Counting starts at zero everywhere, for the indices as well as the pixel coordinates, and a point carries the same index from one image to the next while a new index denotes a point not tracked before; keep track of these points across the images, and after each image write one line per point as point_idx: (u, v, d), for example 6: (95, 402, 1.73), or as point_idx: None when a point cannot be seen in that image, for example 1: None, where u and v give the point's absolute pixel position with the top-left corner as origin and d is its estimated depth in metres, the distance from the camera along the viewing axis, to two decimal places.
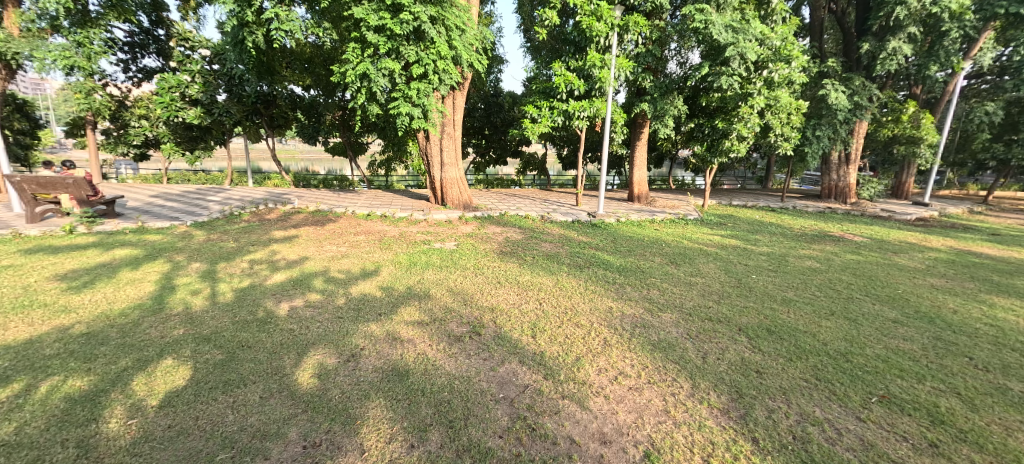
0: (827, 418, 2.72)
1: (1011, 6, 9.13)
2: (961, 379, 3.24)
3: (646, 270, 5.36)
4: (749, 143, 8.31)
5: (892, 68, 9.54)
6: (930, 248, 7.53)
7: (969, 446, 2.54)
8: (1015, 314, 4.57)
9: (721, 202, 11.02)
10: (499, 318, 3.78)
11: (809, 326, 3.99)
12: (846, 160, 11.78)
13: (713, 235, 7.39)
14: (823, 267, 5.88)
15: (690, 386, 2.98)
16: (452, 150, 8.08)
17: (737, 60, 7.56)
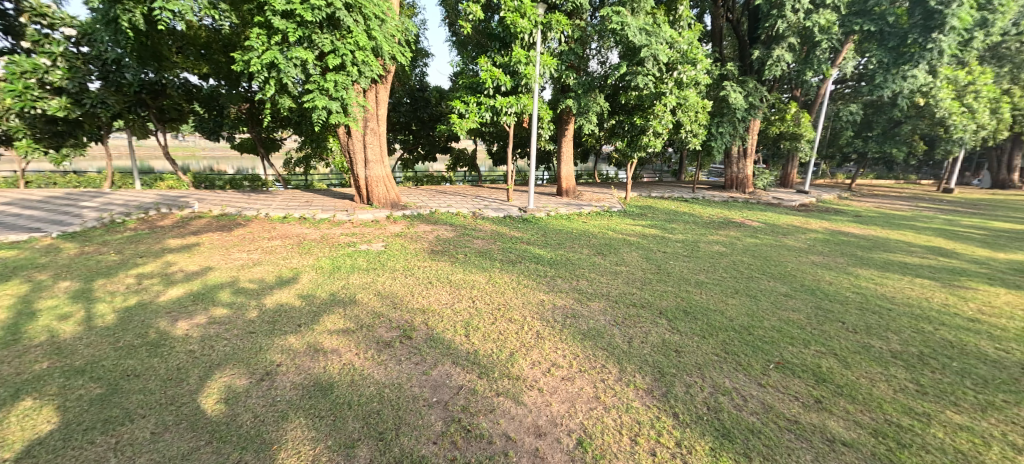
0: (734, 387, 2.99)
1: (864, 24, 10.70)
2: (837, 341, 3.74)
3: (575, 262, 5.53)
4: (664, 138, 8.91)
5: (777, 73, 10.76)
6: (813, 230, 8.61)
7: (845, 398, 2.93)
8: (874, 283, 5.39)
9: (641, 194, 11.72)
10: (431, 319, 3.69)
11: (718, 305, 4.38)
12: (744, 154, 13.04)
13: (634, 225, 7.82)
14: (728, 251, 6.48)
15: (618, 371, 3.13)
16: (377, 146, 7.72)
17: (651, 61, 8.05)
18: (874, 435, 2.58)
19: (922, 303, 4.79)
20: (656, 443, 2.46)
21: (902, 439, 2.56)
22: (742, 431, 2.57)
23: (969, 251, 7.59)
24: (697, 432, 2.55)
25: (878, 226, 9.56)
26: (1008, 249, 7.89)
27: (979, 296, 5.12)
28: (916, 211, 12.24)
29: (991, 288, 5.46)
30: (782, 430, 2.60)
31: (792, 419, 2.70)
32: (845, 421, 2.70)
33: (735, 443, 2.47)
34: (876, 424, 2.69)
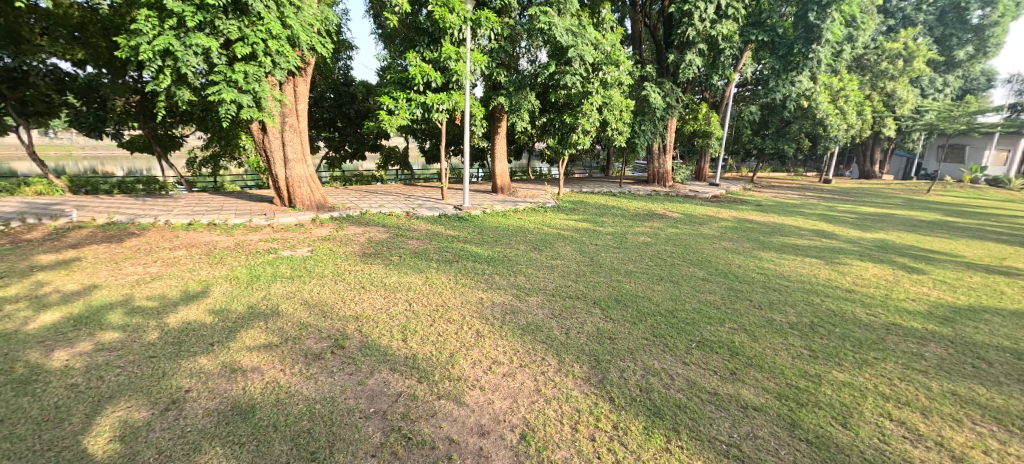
0: (662, 367, 3.16)
1: (759, 34, 11.88)
2: (749, 318, 4.10)
3: (511, 258, 5.55)
4: (592, 136, 9.25)
5: (690, 76, 11.61)
6: (724, 218, 9.42)
7: (755, 368, 3.22)
8: (775, 264, 6.01)
9: (573, 189, 12.07)
10: (364, 326, 3.51)
11: (646, 292, 4.63)
12: (665, 150, 13.91)
13: (568, 220, 8.03)
14: (653, 241, 6.88)
15: (557, 362, 3.17)
16: (297, 143, 7.20)
17: (578, 61, 8.28)
18: (780, 398, 2.86)
19: (812, 279, 5.43)
20: (595, 428, 2.52)
21: (801, 398, 2.87)
22: (670, 407, 2.72)
23: (846, 232, 8.77)
24: (632, 414, 2.65)
25: (777, 213, 10.70)
26: (875, 230, 9.22)
27: (855, 270, 5.92)
28: (806, 200, 13.85)
29: (863, 263, 6.34)
30: (704, 403, 2.79)
31: (713, 392, 2.91)
32: (756, 388, 2.97)
33: (665, 420, 2.61)
34: (781, 388, 2.98)
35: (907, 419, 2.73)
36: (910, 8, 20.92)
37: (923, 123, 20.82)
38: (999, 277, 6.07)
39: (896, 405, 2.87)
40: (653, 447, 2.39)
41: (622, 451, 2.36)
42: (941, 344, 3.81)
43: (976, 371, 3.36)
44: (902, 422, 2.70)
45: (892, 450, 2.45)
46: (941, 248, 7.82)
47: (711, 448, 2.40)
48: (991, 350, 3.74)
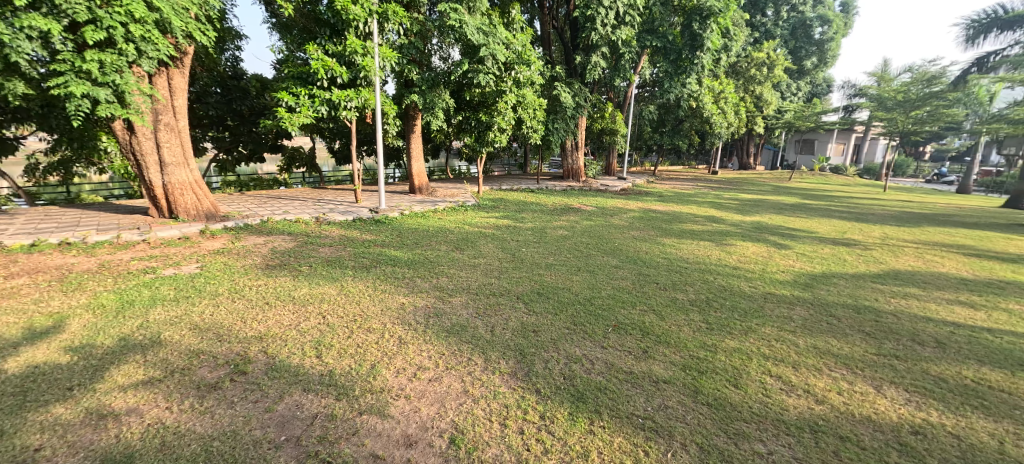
0: (583, 354, 3.28)
1: (654, 40, 12.85)
2: (657, 299, 4.43)
3: (433, 260, 5.41)
4: (508, 134, 9.37)
5: (596, 77, 12.29)
6: (632, 209, 10.10)
7: (664, 344, 3.48)
8: (676, 248, 6.58)
9: (493, 187, 12.11)
10: (271, 346, 3.18)
11: (566, 283, 4.79)
12: (577, 147, 14.53)
13: (488, 218, 8.03)
14: (570, 234, 7.15)
15: (484, 361, 3.15)
16: (176, 145, 6.33)
17: (490, 60, 8.30)
18: (685, 369, 3.12)
19: (706, 259, 6.03)
20: (524, 421, 2.54)
21: (702, 367, 3.15)
22: (592, 391, 2.83)
23: (731, 216, 9.89)
24: (557, 402, 2.71)
25: (675, 203, 11.74)
26: (753, 213, 10.53)
27: (739, 250, 6.70)
28: (699, 190, 15.38)
29: (746, 243, 7.18)
30: (622, 382, 2.95)
31: (628, 371, 3.08)
32: (665, 363, 3.20)
33: (588, 403, 2.71)
34: (685, 360, 3.26)
35: (783, 373, 3.14)
36: (771, 23, 23.74)
37: (785, 122, 24.19)
38: (843, 247, 7.26)
39: (774, 363, 3.28)
40: (578, 431, 2.47)
41: (550, 439, 2.41)
42: (805, 306, 4.45)
43: (831, 326, 3.98)
44: (779, 376, 3.10)
45: (773, 402, 2.80)
46: (802, 226, 9.16)
47: (629, 423, 2.55)
48: (841, 308, 4.47)
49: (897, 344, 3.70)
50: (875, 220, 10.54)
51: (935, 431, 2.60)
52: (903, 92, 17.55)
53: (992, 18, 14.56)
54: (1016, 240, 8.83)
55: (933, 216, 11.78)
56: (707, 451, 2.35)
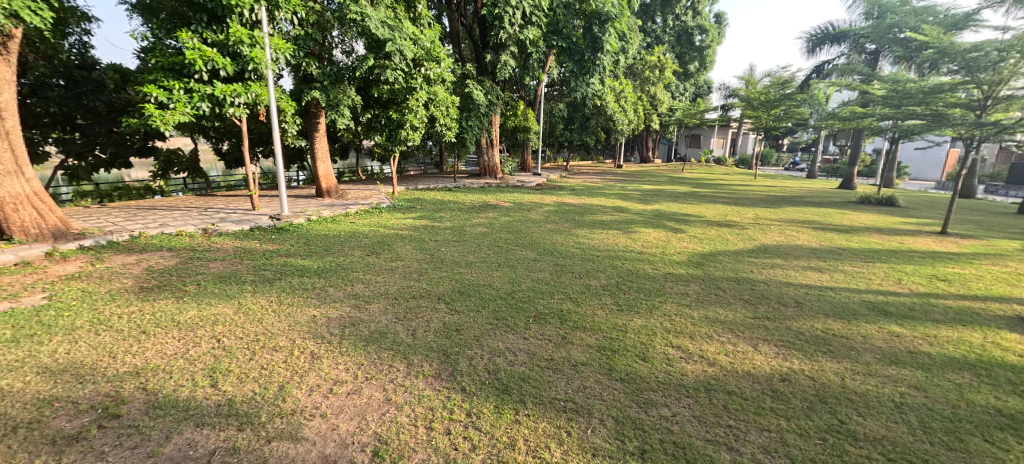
0: (506, 347, 3.32)
1: (559, 40, 13.25)
2: (572, 287, 4.64)
3: (346, 266, 5.10)
4: (421, 132, 9.13)
5: (507, 75, 12.54)
6: (547, 204, 10.43)
7: (581, 329, 3.64)
8: (588, 238, 6.93)
9: (408, 187, 11.73)
10: (154, 380, 2.76)
11: (486, 279, 4.79)
12: (492, 144, 14.64)
13: (404, 219, 7.75)
14: (489, 230, 7.19)
15: (407, 366, 3.04)
16: (3, 149, 5.18)
17: (397, 55, 8.01)
18: (600, 350, 3.30)
19: (615, 247, 6.44)
20: (450, 421, 2.50)
21: (615, 346, 3.37)
22: (516, 382, 2.88)
23: (635, 206, 10.66)
24: (482, 398, 2.71)
25: (586, 196, 12.36)
26: (653, 202, 11.47)
27: (643, 236, 7.24)
28: (607, 183, 16.34)
29: (649, 230, 7.80)
30: (543, 369, 3.03)
31: (549, 358, 3.18)
32: (582, 346, 3.36)
33: (512, 394, 2.75)
34: (600, 341, 3.45)
35: (683, 344, 3.46)
36: (660, 30, 25.86)
37: (677, 119, 26.66)
38: (727, 229, 8.20)
39: (675, 335, 3.61)
40: (504, 423, 2.49)
41: (477, 434, 2.40)
42: (697, 282, 4.97)
43: (718, 297, 4.49)
44: (679, 347, 3.42)
45: (675, 369, 3.08)
46: (693, 212, 10.19)
47: (551, 407, 2.64)
48: (726, 280, 5.06)
49: (768, 307, 4.29)
50: (750, 203, 12.07)
51: (798, 376, 3.06)
52: (765, 94, 20.00)
53: (825, 33, 17.40)
54: (851, 214, 10.70)
55: (792, 197, 13.82)
56: (623, 423, 2.51)
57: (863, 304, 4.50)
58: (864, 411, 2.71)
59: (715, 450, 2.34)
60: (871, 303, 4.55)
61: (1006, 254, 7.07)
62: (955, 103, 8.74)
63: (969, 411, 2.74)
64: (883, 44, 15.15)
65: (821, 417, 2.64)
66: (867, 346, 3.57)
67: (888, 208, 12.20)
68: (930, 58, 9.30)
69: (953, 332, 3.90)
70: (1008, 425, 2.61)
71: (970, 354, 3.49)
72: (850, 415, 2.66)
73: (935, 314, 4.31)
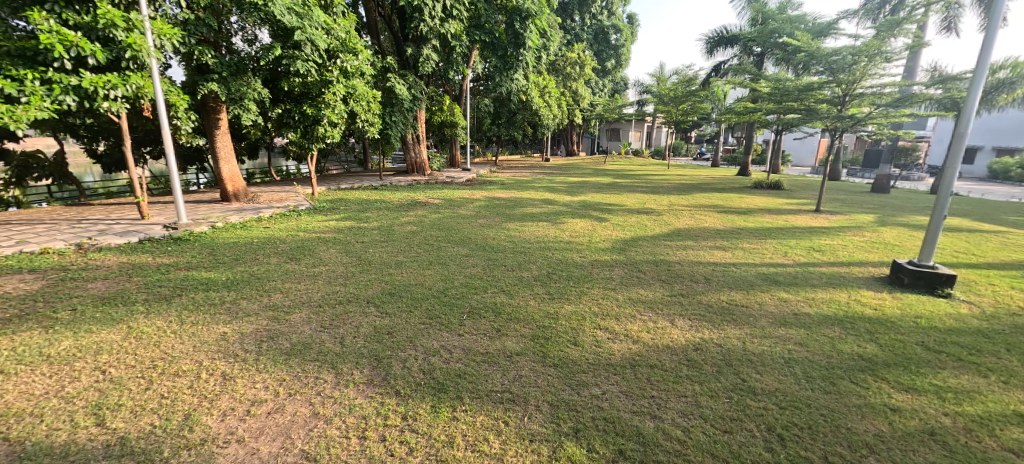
0: (441, 345, 3.20)
1: (480, 35, 13.17)
2: (503, 280, 4.63)
3: (261, 277, 4.44)
4: (340, 129, 8.48)
5: (430, 70, 12.21)
6: (477, 199, 10.36)
7: (516, 321, 3.64)
8: (519, 232, 6.98)
9: (329, 187, 11.00)
10: (14, 428, 2.28)
11: (417, 278, 4.56)
12: (417, 140, 14.17)
13: (326, 221, 7.24)
14: (418, 229, 6.97)
15: (336, 376, 2.80)
16: None
17: (308, 45, 7.40)
18: (534, 339, 3.34)
19: (546, 238, 6.57)
20: (385, 427, 2.39)
21: (548, 334, 3.43)
22: (452, 379, 2.81)
23: (562, 198, 10.98)
24: (418, 399, 2.61)
25: (516, 190, 12.48)
26: (579, 194, 11.88)
27: (570, 226, 7.46)
28: (535, 176, 16.65)
29: (576, 220, 8.05)
30: (479, 364, 2.99)
31: (485, 352, 3.14)
32: (517, 337, 3.38)
33: (449, 392, 2.69)
34: (534, 330, 3.49)
35: (610, 325, 3.62)
36: (579, 28, 26.64)
37: (597, 114, 27.80)
38: (646, 216, 8.73)
39: (602, 318, 3.76)
40: (442, 421, 2.44)
41: (414, 437, 2.33)
42: (621, 267, 5.23)
43: (639, 279, 4.77)
44: (606, 328, 3.57)
45: (603, 350, 3.22)
46: (615, 201, 10.70)
47: (488, 400, 2.63)
48: (646, 264, 5.38)
49: (681, 285, 4.64)
50: (665, 191, 12.96)
51: (709, 345, 3.35)
52: (673, 90, 21.57)
53: (720, 36, 19.11)
54: (748, 198, 11.93)
55: (700, 185, 15.08)
56: (557, 407, 2.59)
57: (758, 275, 5.04)
58: (761, 368, 3.04)
59: (641, 421, 2.49)
60: (765, 274, 5.11)
61: (863, 226, 8.34)
62: (822, 100, 10.05)
63: (839, 359, 3.19)
64: (766, 46, 16.84)
65: (728, 378, 2.91)
66: (762, 311, 4.01)
67: (776, 192, 13.80)
68: (802, 60, 10.54)
69: (827, 294, 4.52)
70: (867, 367, 3.09)
71: (838, 311, 4.07)
72: (750, 373, 2.97)
73: (812, 279, 4.97)
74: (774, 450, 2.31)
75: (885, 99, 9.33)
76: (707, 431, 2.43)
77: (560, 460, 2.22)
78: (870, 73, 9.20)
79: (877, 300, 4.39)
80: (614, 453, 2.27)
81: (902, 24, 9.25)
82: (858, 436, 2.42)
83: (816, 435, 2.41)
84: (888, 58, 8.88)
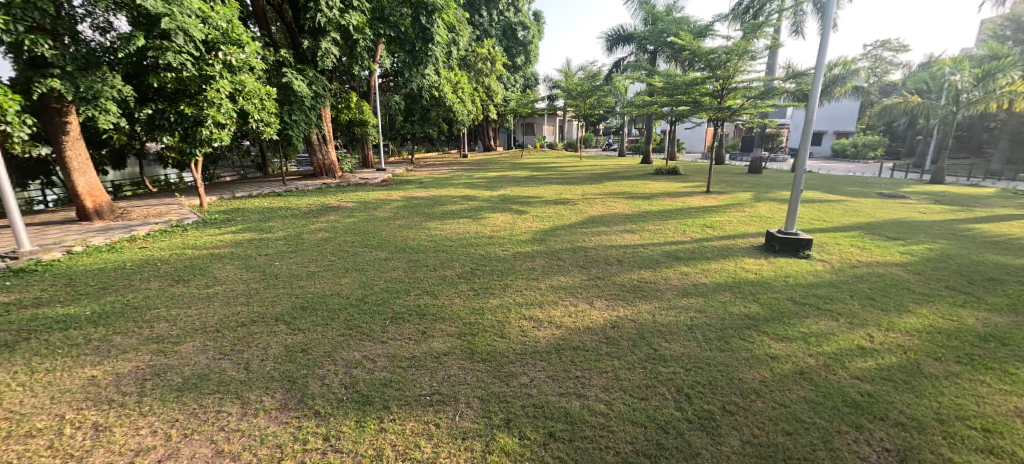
0: (363, 355, 3.03)
1: (385, 29, 12.38)
2: (426, 281, 4.50)
3: (138, 306, 3.83)
4: (229, 131, 7.61)
5: (331, 64, 11.41)
6: (394, 200, 9.98)
7: (442, 322, 3.55)
8: (439, 230, 6.84)
9: (222, 196, 9.87)
10: None
11: (333, 288, 4.27)
12: (324, 140, 13.25)
13: (220, 234, 6.49)
14: (331, 235, 6.53)
15: (241, 406, 2.52)
16: None
17: (179, 35, 6.51)
18: (461, 337, 3.29)
19: (467, 235, 6.52)
20: (304, 453, 2.21)
21: (475, 330, 3.39)
22: (377, 390, 2.66)
23: (481, 193, 11.00)
24: (341, 416, 2.44)
25: (434, 187, 12.25)
26: (498, 188, 11.96)
27: (491, 221, 7.50)
28: (453, 173, 16.48)
29: (496, 215, 8.10)
30: (406, 369, 2.87)
31: (410, 356, 3.03)
32: (443, 337, 3.29)
33: (375, 403, 2.54)
34: (460, 329, 3.43)
35: (534, 314, 3.69)
36: (487, 23, 26.63)
37: (511, 109, 28.22)
38: (562, 206, 9.05)
39: (527, 308, 3.82)
40: (369, 435, 2.31)
41: (339, 458, 2.18)
42: (541, 257, 5.35)
43: (559, 267, 4.94)
44: (531, 318, 3.63)
45: (529, 339, 3.27)
46: (533, 194, 10.95)
47: (417, 405, 2.54)
48: (565, 252, 5.57)
49: (598, 268, 4.88)
50: (580, 182, 13.53)
51: (624, 321, 3.55)
52: (580, 85, 22.54)
53: (618, 34, 20.34)
54: (651, 184, 12.89)
55: (610, 174, 16.00)
56: (487, 400, 2.57)
57: (663, 254, 5.46)
58: (669, 337, 3.29)
59: (567, 402, 2.57)
60: (668, 252, 5.55)
61: (744, 203, 9.45)
62: (706, 94, 10.95)
63: (730, 320, 3.57)
64: (657, 45, 18.30)
65: (642, 350, 3.11)
66: (668, 286, 4.35)
67: (675, 177, 15.11)
68: (687, 58, 11.53)
69: (719, 264, 5.04)
70: (752, 324, 3.50)
71: (729, 278, 4.56)
72: (660, 343, 3.21)
73: (707, 252, 5.50)
74: (683, 409, 2.51)
75: (753, 92, 10.72)
76: (627, 401, 2.57)
77: (493, 453, 2.22)
78: (742, 70, 10.46)
79: (757, 265, 5.00)
80: (544, 436, 2.32)
81: (762, 27, 10.60)
82: (748, 384, 2.72)
83: (715, 389, 2.66)
84: (753, 57, 10.15)
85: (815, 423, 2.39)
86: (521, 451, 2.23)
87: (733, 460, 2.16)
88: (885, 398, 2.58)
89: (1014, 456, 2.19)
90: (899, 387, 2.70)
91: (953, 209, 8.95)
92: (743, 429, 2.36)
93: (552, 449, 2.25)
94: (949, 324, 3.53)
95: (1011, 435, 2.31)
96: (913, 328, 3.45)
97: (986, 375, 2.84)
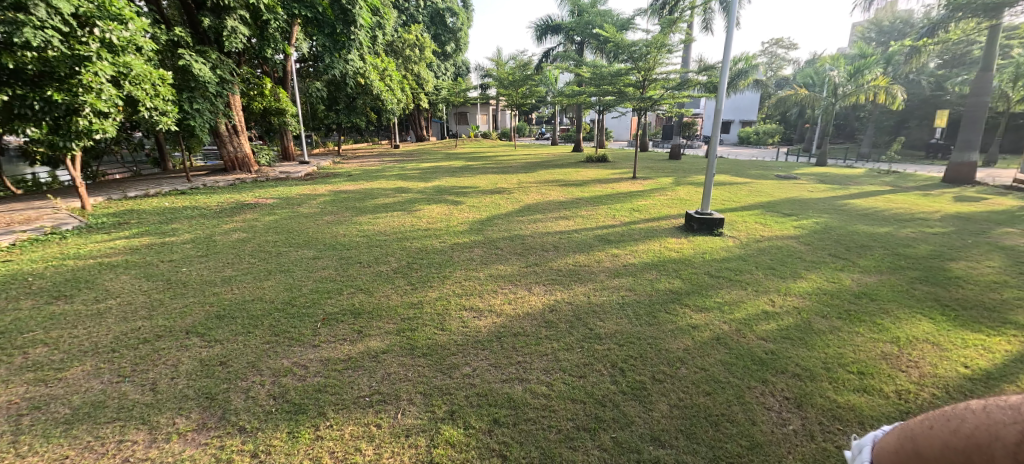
0: (293, 362, 2.83)
1: (301, 9, 11.31)
2: (359, 278, 4.28)
3: (4, 331, 3.24)
4: (114, 120, 6.69)
5: (239, 46, 10.34)
6: (321, 194, 9.39)
7: (379, 320, 3.40)
8: (370, 225, 6.51)
9: (112, 196, 8.66)
10: None
11: (254, 293, 3.93)
12: (235, 131, 12.07)
13: (113, 240, 5.72)
14: (249, 235, 6.00)
15: (148, 432, 2.25)
16: None
17: (41, 6, 5.53)
18: (399, 334, 3.18)
19: (401, 228, 6.28)
20: None
21: (413, 325, 3.30)
22: (311, 397, 2.50)
23: (415, 185, 10.69)
24: (270, 429, 2.26)
25: (364, 180, 11.71)
26: (432, 180, 11.67)
27: (427, 213, 7.31)
28: (383, 165, 15.84)
29: (431, 206, 7.89)
30: (342, 372, 2.73)
31: (347, 358, 2.87)
32: (381, 335, 3.17)
33: (309, 411, 2.39)
34: (398, 325, 3.31)
35: (473, 303, 3.68)
36: (414, 8, 25.60)
37: (442, 98, 27.59)
38: (497, 195, 9.03)
39: (465, 298, 3.80)
40: (303, 445, 2.17)
41: None
42: (479, 247, 5.30)
43: (497, 256, 4.95)
44: (471, 308, 3.61)
45: (470, 329, 3.25)
46: (469, 184, 10.83)
47: (356, 407, 2.43)
48: (502, 241, 5.55)
49: (535, 256, 4.94)
50: (514, 171, 13.60)
51: (560, 305, 3.65)
52: (512, 74, 22.53)
53: (547, 24, 20.54)
54: (583, 171, 13.29)
55: (543, 163, 16.29)
56: (429, 395, 2.52)
57: (595, 238, 5.65)
58: (604, 317, 3.42)
59: (510, 387, 2.59)
60: (600, 236, 5.76)
61: (666, 187, 10.07)
62: (630, 84, 11.48)
63: (657, 296, 3.81)
64: (584, 36, 18.85)
65: (579, 330, 3.22)
66: (601, 268, 4.53)
67: (604, 164, 15.72)
68: (612, 49, 12.00)
69: (646, 245, 5.32)
70: (676, 298, 3.75)
71: (655, 257, 4.84)
72: (596, 322, 3.34)
73: (634, 235, 5.79)
74: (618, 382, 2.63)
75: (672, 83, 11.34)
76: (567, 380, 2.65)
77: (437, 447, 2.18)
78: (661, 62, 11.02)
79: (678, 244, 5.35)
80: (488, 423, 2.32)
81: (678, 22, 11.22)
82: (674, 353, 2.92)
83: (646, 361, 2.82)
84: (670, 50, 10.75)
85: (730, 381, 2.63)
86: (466, 441, 2.21)
87: (663, 424, 2.30)
88: (785, 354, 2.90)
89: (881, 391, 2.55)
90: (796, 344, 3.03)
91: (835, 188, 10.23)
92: (670, 394, 2.52)
93: (496, 435, 2.25)
94: (831, 286, 4.03)
95: (879, 375, 2.69)
96: (805, 291, 3.91)
97: (860, 326, 3.28)
